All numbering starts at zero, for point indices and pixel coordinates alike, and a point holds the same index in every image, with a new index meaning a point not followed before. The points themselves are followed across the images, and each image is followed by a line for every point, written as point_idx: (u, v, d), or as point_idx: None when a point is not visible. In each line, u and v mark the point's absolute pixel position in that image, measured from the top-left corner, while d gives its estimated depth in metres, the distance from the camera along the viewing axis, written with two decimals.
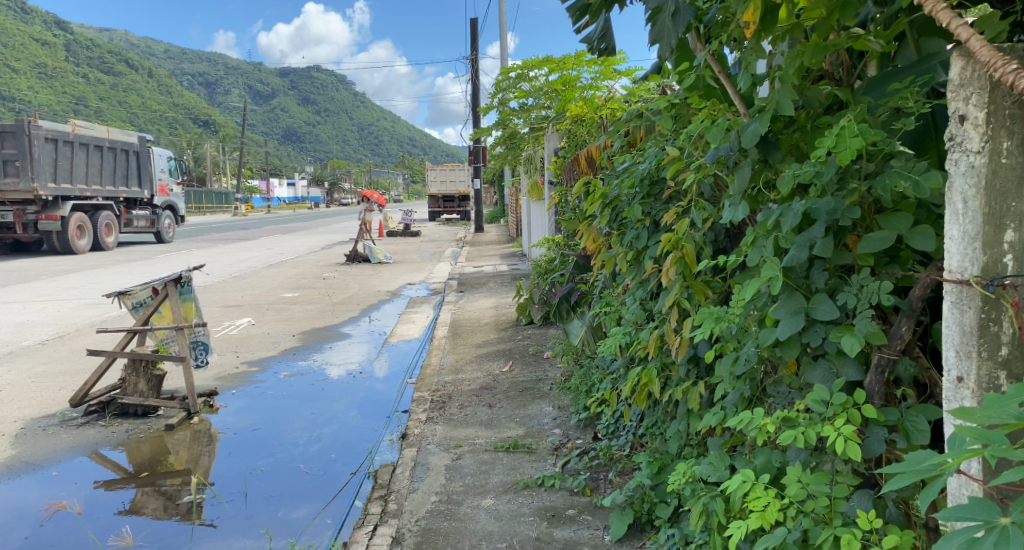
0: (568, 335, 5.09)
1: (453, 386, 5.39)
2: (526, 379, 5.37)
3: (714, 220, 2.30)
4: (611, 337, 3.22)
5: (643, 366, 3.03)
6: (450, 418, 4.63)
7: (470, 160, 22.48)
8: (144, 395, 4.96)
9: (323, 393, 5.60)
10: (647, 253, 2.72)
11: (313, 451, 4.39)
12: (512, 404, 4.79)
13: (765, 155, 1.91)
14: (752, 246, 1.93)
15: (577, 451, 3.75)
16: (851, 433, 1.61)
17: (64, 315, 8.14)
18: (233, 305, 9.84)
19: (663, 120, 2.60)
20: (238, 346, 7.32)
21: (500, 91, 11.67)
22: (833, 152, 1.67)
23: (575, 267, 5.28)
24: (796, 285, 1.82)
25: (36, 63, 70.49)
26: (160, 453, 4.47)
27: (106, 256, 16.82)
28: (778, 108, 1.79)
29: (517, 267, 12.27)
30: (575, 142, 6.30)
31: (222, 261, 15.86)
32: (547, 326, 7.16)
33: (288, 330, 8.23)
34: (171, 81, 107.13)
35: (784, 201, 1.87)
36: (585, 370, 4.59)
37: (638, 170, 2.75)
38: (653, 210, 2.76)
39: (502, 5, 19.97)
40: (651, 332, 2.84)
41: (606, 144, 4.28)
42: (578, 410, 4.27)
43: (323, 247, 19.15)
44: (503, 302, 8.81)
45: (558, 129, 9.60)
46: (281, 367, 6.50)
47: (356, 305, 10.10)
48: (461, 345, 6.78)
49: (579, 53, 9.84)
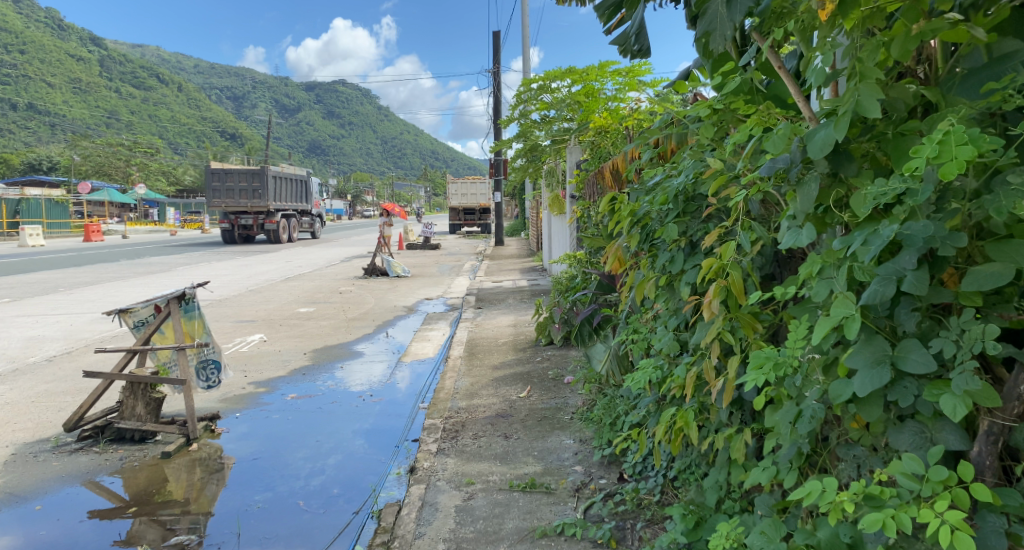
0: (591, 362, 4.77)
1: (467, 413, 5.07)
2: (545, 407, 5.02)
3: (765, 243, 1.97)
4: (639, 371, 2.85)
5: (676, 406, 2.66)
6: (462, 451, 4.30)
7: (490, 173, 22.26)
8: (142, 419, 4.69)
9: (329, 419, 5.28)
10: (683, 279, 2.38)
11: (315, 486, 4.08)
12: (530, 435, 4.46)
13: (836, 167, 1.56)
14: (819, 277, 1.58)
15: (601, 494, 3.42)
16: (960, 521, 1.29)
17: (74, 330, 7.98)
18: (246, 319, 9.64)
19: (703, 128, 2.23)
20: (247, 365, 7.07)
21: (521, 102, 11.38)
22: (932, 163, 1.36)
23: (599, 287, 4.93)
24: (877, 326, 1.47)
25: (67, 78, 71.89)
26: (157, 482, 4.18)
27: (127, 269, 16.77)
28: (854, 110, 1.45)
29: (538, 282, 11.95)
30: (599, 154, 5.97)
31: (240, 274, 15.74)
32: (568, 347, 6.81)
33: (300, 348, 7.98)
34: (198, 95, 108.82)
35: (861, 224, 1.52)
36: (609, 400, 4.26)
37: (672, 185, 2.41)
38: (690, 229, 2.42)
39: (524, 18, 19.81)
40: (687, 368, 2.48)
41: (633, 155, 3.95)
42: (602, 445, 3.95)
43: (342, 260, 18.99)
44: (522, 320, 8.49)
45: (581, 141, 9.27)
46: (289, 388, 6.21)
47: (371, 320, 9.84)
48: (478, 367, 6.45)
49: (603, 64, 9.55)
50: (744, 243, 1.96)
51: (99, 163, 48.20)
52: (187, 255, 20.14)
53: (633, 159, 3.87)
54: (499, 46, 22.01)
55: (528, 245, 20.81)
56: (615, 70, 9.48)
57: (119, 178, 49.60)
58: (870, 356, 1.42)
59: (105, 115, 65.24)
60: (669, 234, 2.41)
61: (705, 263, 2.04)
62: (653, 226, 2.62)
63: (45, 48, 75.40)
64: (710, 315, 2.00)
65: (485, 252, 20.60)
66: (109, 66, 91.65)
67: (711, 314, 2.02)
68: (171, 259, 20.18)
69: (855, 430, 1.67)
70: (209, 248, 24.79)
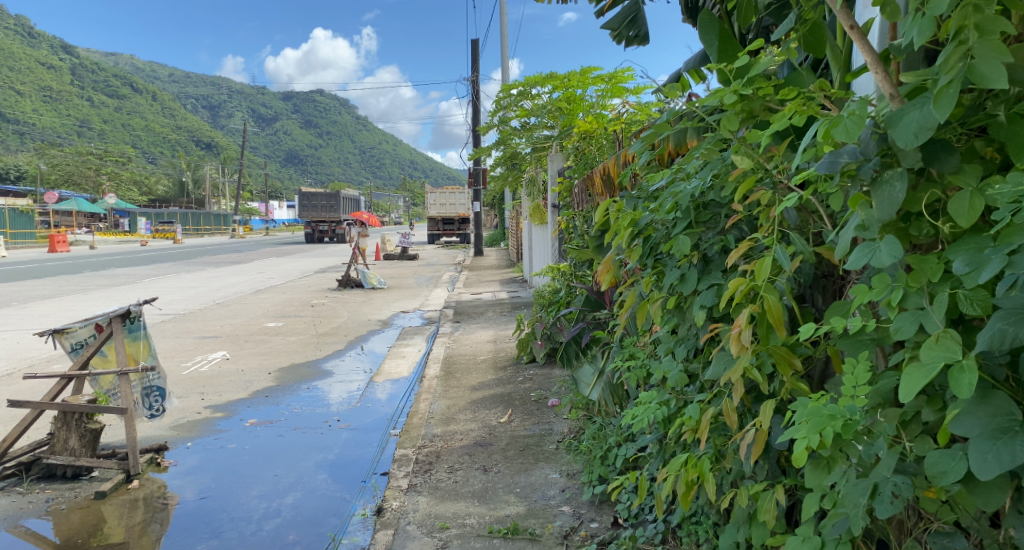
0: (578, 386, 4.36)
1: (442, 441, 4.63)
2: (528, 434, 4.58)
3: (809, 259, 1.59)
4: (640, 407, 2.43)
5: (686, 451, 2.24)
6: (435, 488, 3.84)
7: (469, 183, 21.81)
8: (75, 454, 4.19)
9: (290, 449, 4.79)
10: (697, 302, 1.97)
11: (268, 530, 3.61)
12: (511, 468, 4.03)
13: (929, 162, 1.27)
14: (903, 308, 1.30)
15: (594, 542, 2.99)
16: None
17: (19, 347, 7.42)
18: (209, 335, 9.11)
19: (723, 119, 1.83)
20: (205, 386, 6.54)
21: (500, 109, 10.99)
22: None
23: (587, 303, 4.51)
24: (993, 377, 1.20)
25: (38, 86, 70.52)
26: (93, 523, 3.69)
27: (89, 282, 16.05)
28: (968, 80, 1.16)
29: (518, 295, 11.53)
30: (586, 160, 5.57)
31: (208, 286, 15.15)
32: (551, 366, 6.37)
33: (265, 366, 7.48)
34: (172, 104, 107.43)
35: (965, 242, 1.24)
36: (600, 430, 3.85)
37: (682, 189, 2.00)
38: (704, 240, 2.02)
39: (503, 27, 19.52)
40: (700, 408, 2.06)
41: (627, 159, 3.58)
42: (592, 482, 3.53)
43: (317, 271, 18.45)
44: (502, 335, 8.06)
45: (563, 148, 8.89)
46: (249, 412, 5.69)
47: (343, 336, 9.34)
48: (455, 388, 5.99)
49: (585, 70, 9.21)
50: (782, 262, 1.56)
51: (68, 173, 47.07)
52: (155, 269, 19.51)
53: (625, 165, 3.50)
54: (477, 53, 21.60)
55: (507, 256, 20.38)
56: (598, 76, 9.12)
57: (88, 188, 48.48)
58: (987, 423, 1.16)
59: (75, 123, 63.89)
60: (680, 247, 1.99)
61: (733, 284, 1.64)
62: (658, 238, 2.20)
63: (13, 55, 73.91)
64: (740, 352, 1.60)
65: (464, 263, 20.19)
66: (81, 74, 90.03)
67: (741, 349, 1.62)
68: (138, 270, 19.50)
69: (931, 502, 1.35)
70: (179, 259, 24.05)
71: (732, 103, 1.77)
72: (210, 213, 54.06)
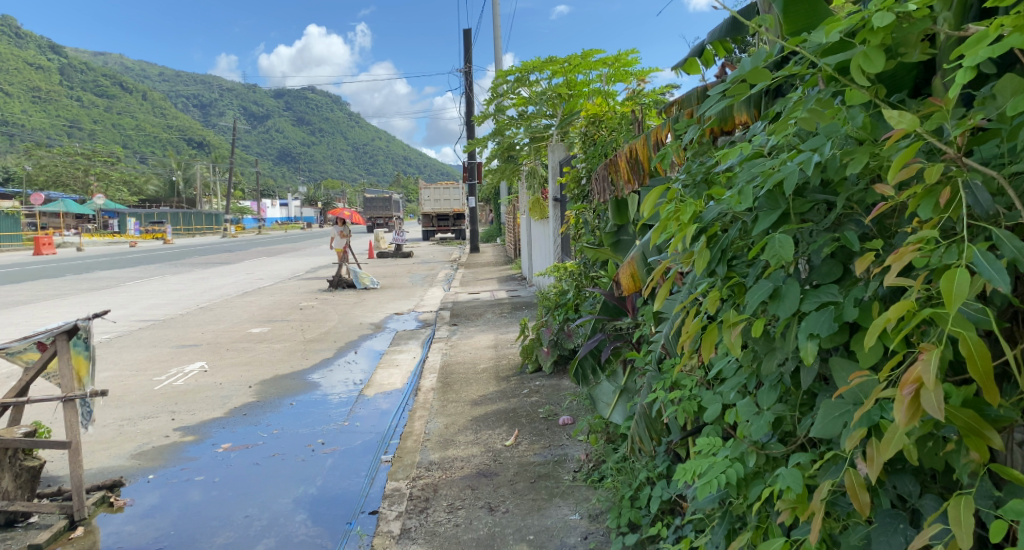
0: (596, 405, 3.83)
1: (440, 470, 4.05)
2: (538, 462, 3.98)
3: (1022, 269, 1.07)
4: (701, 464, 1.83)
5: (769, 528, 1.64)
6: (433, 535, 3.24)
7: (464, 177, 21.08)
8: (8, 498, 3.54)
9: (266, 483, 4.16)
10: (806, 330, 1.39)
11: None
12: (522, 506, 3.45)
13: None
14: None
15: None
16: None
17: None
18: (188, 344, 8.47)
19: (859, 56, 1.29)
20: (178, 403, 5.92)
21: (496, 97, 10.33)
22: None
23: (602, 310, 3.87)
24: None
25: (24, 85, 69.40)
26: None
27: (67, 287, 15.29)
28: None
29: (518, 294, 10.91)
30: (597, 147, 4.97)
31: (193, 289, 14.44)
32: (560, 376, 5.76)
33: (246, 379, 6.85)
34: (161, 102, 106.30)
35: None
36: (627, 463, 3.29)
37: (783, 169, 1.42)
38: (811, 243, 1.45)
39: (495, 16, 18.79)
40: (801, 477, 1.47)
41: (659, 138, 3.01)
42: (619, 527, 2.97)
43: (308, 271, 17.75)
44: (502, 340, 7.45)
45: (566, 138, 8.26)
46: (223, 435, 5.08)
47: (331, 342, 8.72)
48: (454, 403, 5.38)
49: (587, 53, 8.59)
50: (991, 280, 1.02)
51: (56, 174, 46.25)
52: (140, 273, 18.75)
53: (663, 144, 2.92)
54: (469, 43, 20.89)
55: (503, 253, 19.69)
56: (601, 60, 8.51)
57: (76, 188, 47.65)
58: None
59: (62, 124, 62.91)
60: (781, 252, 1.38)
61: (897, 312, 1.08)
62: (730, 237, 1.59)
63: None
64: (917, 421, 1.04)
65: (460, 259, 19.54)
66: (68, 74, 88.92)
67: (916, 414, 1.05)
68: (123, 273, 18.81)
69: None
70: (165, 262, 23.20)
71: (880, 26, 1.25)
72: (200, 212, 53.21)
